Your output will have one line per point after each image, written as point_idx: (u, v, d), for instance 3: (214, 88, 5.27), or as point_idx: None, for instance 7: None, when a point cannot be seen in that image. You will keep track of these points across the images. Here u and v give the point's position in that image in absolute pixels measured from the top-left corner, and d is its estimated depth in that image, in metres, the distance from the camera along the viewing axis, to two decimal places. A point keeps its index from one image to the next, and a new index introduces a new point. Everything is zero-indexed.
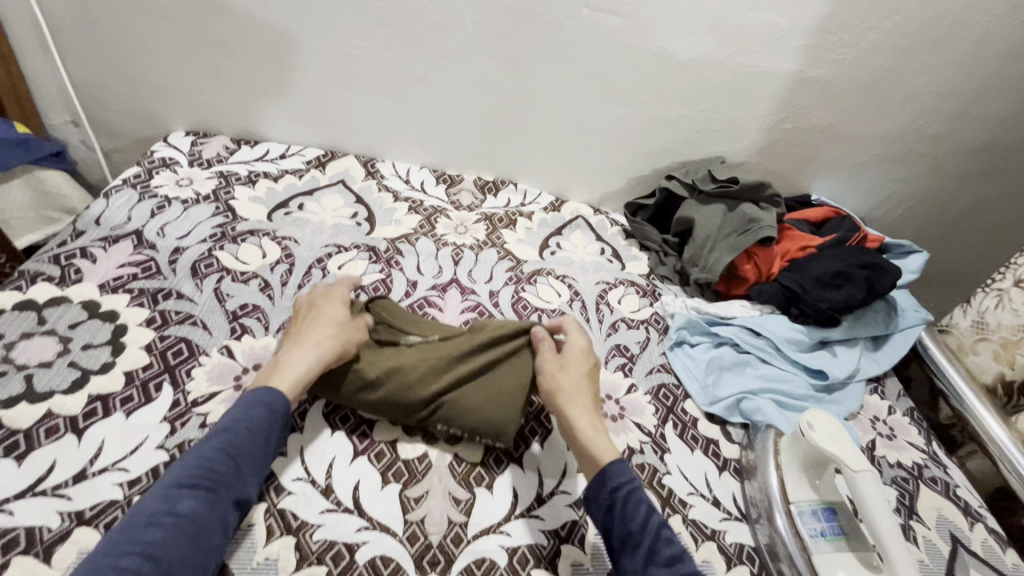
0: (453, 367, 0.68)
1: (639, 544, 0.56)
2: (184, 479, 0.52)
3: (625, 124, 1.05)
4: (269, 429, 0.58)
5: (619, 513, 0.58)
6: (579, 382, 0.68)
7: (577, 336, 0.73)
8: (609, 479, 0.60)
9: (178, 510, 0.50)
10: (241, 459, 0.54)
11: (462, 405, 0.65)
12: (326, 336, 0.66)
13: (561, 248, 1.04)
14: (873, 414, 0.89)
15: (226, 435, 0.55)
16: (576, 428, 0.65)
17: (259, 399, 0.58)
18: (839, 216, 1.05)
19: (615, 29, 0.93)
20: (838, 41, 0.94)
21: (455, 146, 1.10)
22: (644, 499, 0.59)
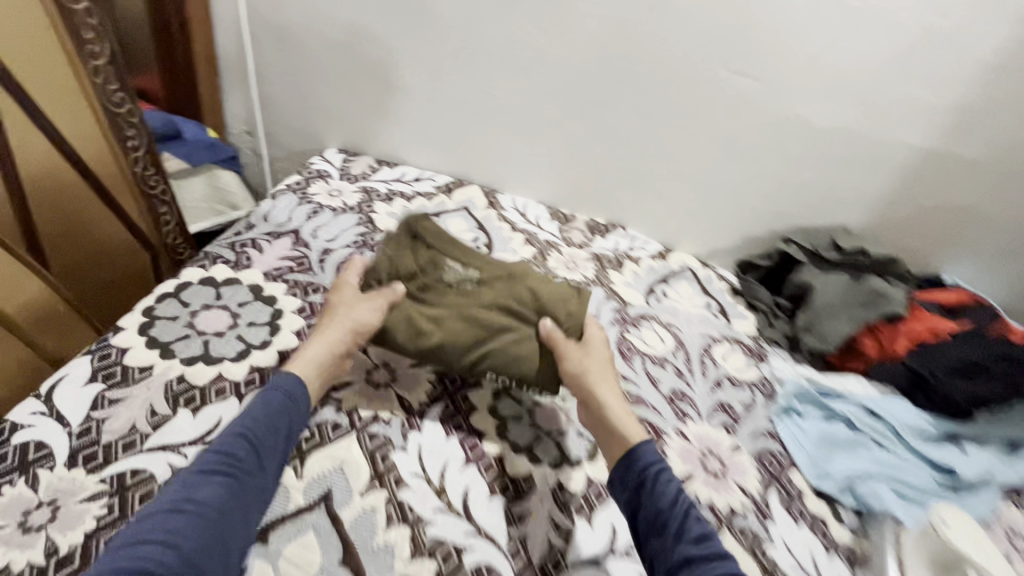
0: (498, 333, 0.73)
1: (668, 522, 0.58)
2: (203, 466, 0.56)
3: (747, 183, 1.06)
4: (287, 414, 0.62)
5: (649, 491, 0.61)
6: (600, 370, 0.72)
7: (596, 329, 0.76)
8: (637, 459, 0.64)
9: (195, 500, 0.53)
10: (259, 445, 0.58)
11: (502, 352, 0.72)
12: (337, 318, 0.71)
13: (667, 296, 1.05)
14: (1013, 527, 0.79)
15: (243, 423, 0.59)
16: (607, 408, 0.68)
17: (278, 381, 0.64)
18: (978, 302, 0.97)
19: (750, 92, 0.95)
20: (990, 121, 0.90)
21: (573, 188, 1.15)
22: (672, 480, 0.62)
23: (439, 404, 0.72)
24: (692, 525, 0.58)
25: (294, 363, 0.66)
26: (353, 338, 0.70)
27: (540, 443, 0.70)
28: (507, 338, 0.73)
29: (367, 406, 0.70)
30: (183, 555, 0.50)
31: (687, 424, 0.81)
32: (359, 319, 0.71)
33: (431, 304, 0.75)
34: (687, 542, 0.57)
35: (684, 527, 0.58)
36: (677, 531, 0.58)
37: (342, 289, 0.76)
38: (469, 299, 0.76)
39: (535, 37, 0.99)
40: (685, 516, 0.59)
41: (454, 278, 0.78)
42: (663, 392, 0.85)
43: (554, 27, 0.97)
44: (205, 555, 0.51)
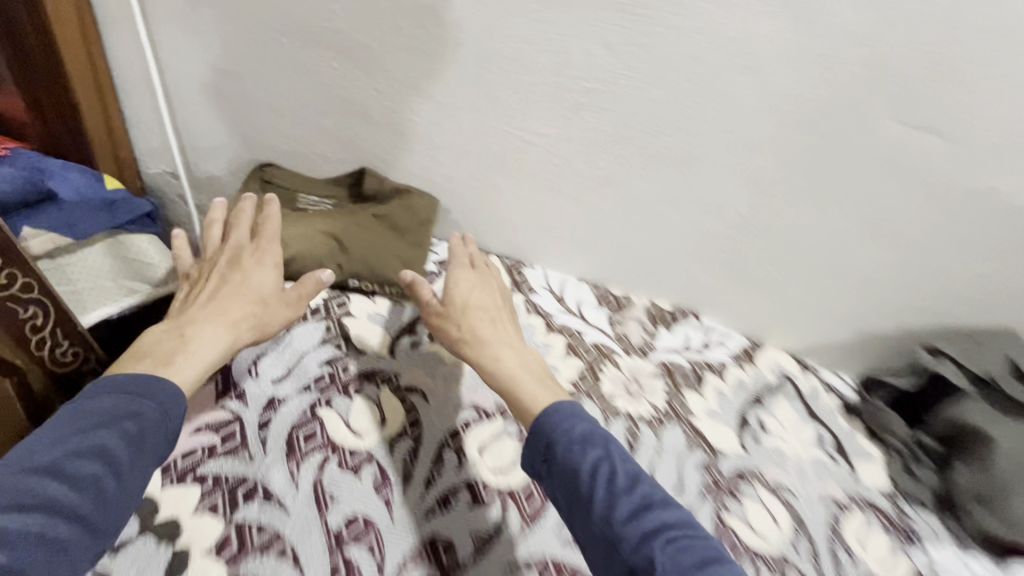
0: (357, 245, 0.74)
1: (590, 497, 0.46)
2: (24, 501, 0.40)
3: (886, 273, 0.74)
4: (171, 436, 0.49)
5: (554, 467, 0.49)
6: (486, 324, 0.63)
7: (482, 286, 0.67)
8: (541, 419, 0.52)
9: (12, 559, 0.37)
10: (120, 484, 0.45)
11: (356, 264, 0.73)
12: (239, 312, 0.59)
13: (767, 430, 0.75)
14: None
15: (106, 441, 0.45)
16: (504, 373, 0.58)
17: (155, 390, 0.49)
18: None
19: (931, 155, 0.63)
20: None
21: (632, 269, 0.82)
22: (591, 432, 0.50)
23: None
24: (622, 489, 0.46)
25: (172, 373, 0.52)
26: (256, 338, 0.60)
27: None
28: (366, 249, 0.74)
29: None
30: None
31: None
32: (276, 322, 0.61)
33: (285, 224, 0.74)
34: (620, 513, 0.45)
35: (615, 497, 0.46)
36: (608, 500, 0.46)
37: (253, 265, 0.64)
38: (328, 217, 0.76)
39: (598, 63, 0.62)
40: (605, 479, 0.47)
41: (309, 207, 0.78)
42: None
43: (631, 49, 0.61)
44: None
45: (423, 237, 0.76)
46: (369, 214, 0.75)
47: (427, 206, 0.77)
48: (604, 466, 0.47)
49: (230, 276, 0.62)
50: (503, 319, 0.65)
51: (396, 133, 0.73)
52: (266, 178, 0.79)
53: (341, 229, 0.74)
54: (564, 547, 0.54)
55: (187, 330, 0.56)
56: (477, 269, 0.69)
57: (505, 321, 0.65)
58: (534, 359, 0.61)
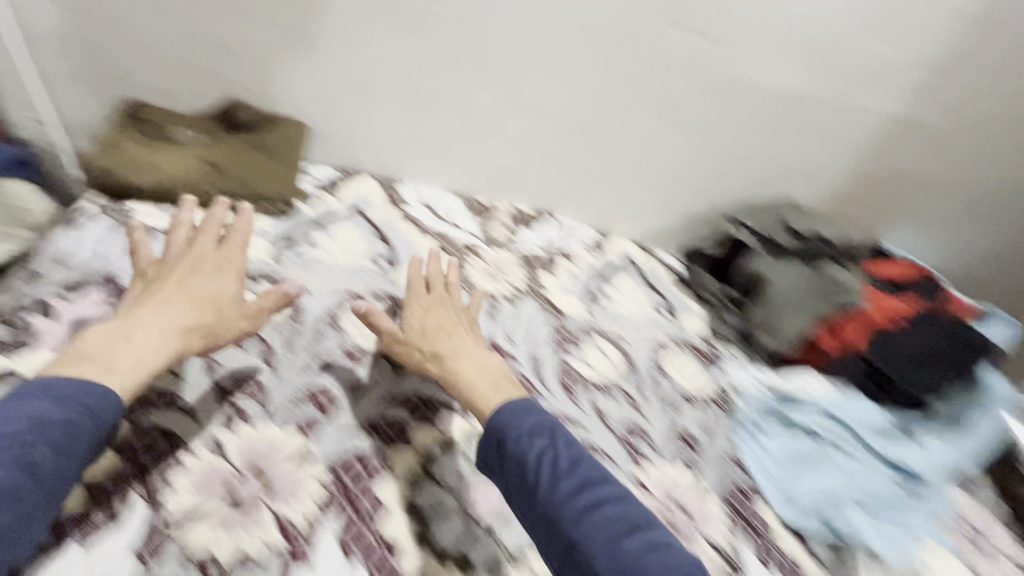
0: (230, 166, 0.81)
1: (538, 478, 0.52)
2: None
3: (689, 158, 0.92)
4: (95, 443, 0.47)
5: (507, 461, 0.54)
6: (445, 343, 0.64)
7: (439, 306, 0.68)
8: (495, 415, 0.57)
9: None
10: (39, 487, 0.43)
11: (230, 183, 0.81)
12: (192, 320, 0.57)
13: (609, 297, 0.91)
14: (964, 516, 0.78)
15: (25, 453, 0.42)
16: (458, 389, 0.60)
17: (82, 398, 0.46)
18: (922, 275, 0.93)
19: (699, 52, 0.79)
20: (948, 84, 0.81)
21: (491, 175, 0.95)
22: (541, 426, 0.56)
23: (336, 511, 0.56)
24: (566, 470, 0.52)
25: (113, 379, 0.49)
26: (206, 347, 0.58)
27: (478, 545, 0.58)
28: (238, 169, 0.81)
29: (225, 540, 0.52)
30: None
31: (644, 468, 0.70)
32: (230, 334, 0.60)
33: (157, 151, 0.80)
34: (563, 494, 0.51)
35: (561, 477, 0.52)
36: (555, 479, 0.52)
37: (210, 270, 0.61)
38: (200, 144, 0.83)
39: None
40: (552, 463, 0.53)
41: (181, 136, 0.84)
42: (617, 432, 0.73)
43: None
44: None
45: (293, 157, 0.85)
46: (240, 139, 0.83)
47: (295, 129, 0.86)
48: (552, 453, 0.53)
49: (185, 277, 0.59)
50: (461, 332, 0.67)
51: (256, 62, 0.80)
52: (138, 115, 0.84)
53: (220, 155, 0.81)
54: (429, 387, 0.67)
55: (135, 334, 0.53)
56: (432, 292, 0.70)
57: (467, 337, 0.67)
58: (492, 365, 0.63)
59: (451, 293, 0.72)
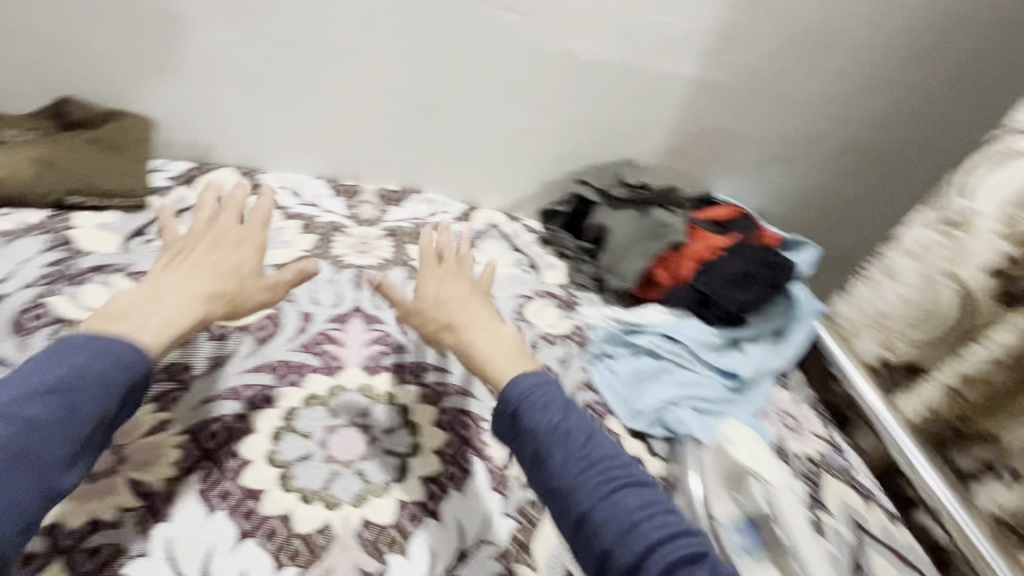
0: (71, 166, 0.84)
1: (551, 452, 0.55)
2: None
3: (532, 127, 1.02)
4: (122, 390, 0.53)
5: (521, 433, 0.57)
6: (462, 312, 0.69)
7: (451, 278, 0.72)
8: (509, 389, 0.59)
9: None
10: (75, 421, 0.49)
11: (72, 182, 0.84)
12: (217, 288, 0.63)
13: (476, 261, 0.97)
14: (783, 408, 0.93)
15: (69, 400, 0.49)
16: (475, 353, 0.65)
17: (114, 350, 0.53)
18: (742, 215, 1.09)
19: (517, 26, 0.90)
20: (734, 46, 0.95)
21: (356, 155, 1.02)
22: (555, 402, 0.59)
23: (197, 472, 0.59)
24: (575, 442, 0.55)
25: (140, 335, 0.56)
26: (227, 313, 0.64)
27: (337, 479, 0.62)
28: (80, 167, 0.85)
29: (83, 513, 0.55)
30: None
31: None
32: (249, 305, 0.66)
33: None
34: (581, 468, 0.54)
35: (569, 449, 0.55)
36: (563, 453, 0.55)
37: (232, 244, 0.68)
38: (36, 145, 0.84)
39: None
40: (564, 438, 0.55)
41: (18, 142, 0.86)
42: None
43: None
44: None
45: (138, 153, 0.89)
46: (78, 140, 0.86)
47: (136, 127, 0.90)
48: (565, 426, 0.56)
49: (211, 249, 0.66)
50: (474, 301, 0.70)
51: (111, 62, 0.87)
52: None
53: (49, 153, 0.84)
54: (287, 349, 0.73)
55: (163, 296, 0.60)
56: (442, 263, 0.74)
57: (486, 307, 0.71)
58: (506, 336, 0.67)
59: (462, 263, 0.76)
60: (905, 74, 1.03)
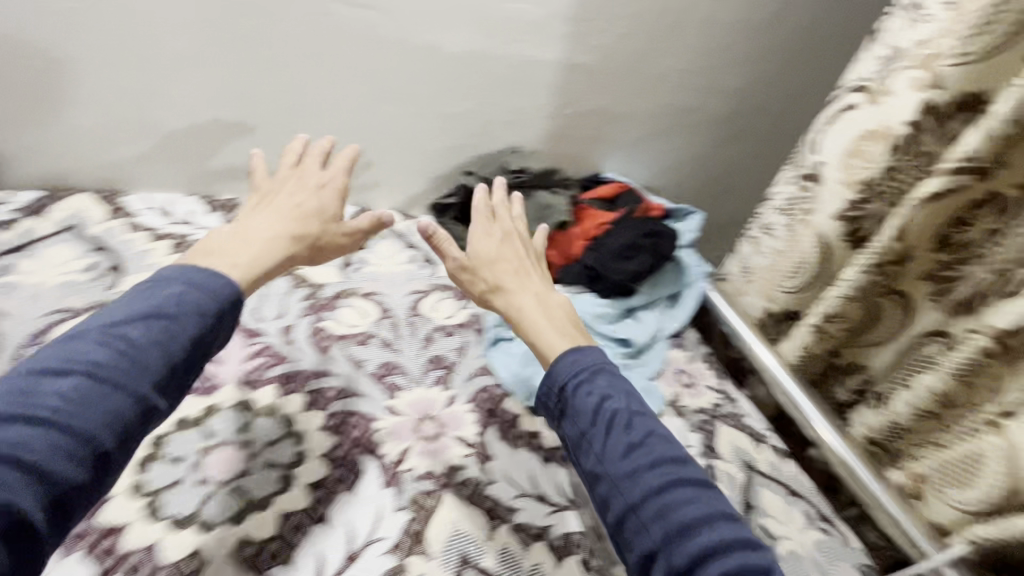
0: None
1: (598, 431, 0.64)
2: (96, 345, 0.50)
3: (410, 124, 1.02)
4: (206, 316, 0.55)
5: (570, 413, 0.67)
6: (506, 276, 0.82)
7: (493, 243, 0.86)
8: (560, 370, 0.70)
9: (64, 403, 0.46)
10: (165, 352, 0.52)
11: None
12: (298, 232, 0.70)
13: (366, 262, 0.97)
14: (677, 367, 0.99)
15: (170, 327, 0.53)
16: (524, 312, 0.78)
17: (207, 286, 0.56)
18: (627, 190, 1.16)
19: (375, 24, 0.89)
20: (593, 28, 0.98)
21: (232, 166, 1.00)
22: (600, 389, 0.68)
23: None
24: (620, 427, 0.64)
25: (232, 272, 0.61)
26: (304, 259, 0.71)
27: (213, 500, 0.60)
28: None
29: None
30: (71, 435, 0.45)
31: (398, 398, 0.76)
32: (322, 245, 0.72)
33: None
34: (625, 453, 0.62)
35: (615, 433, 0.64)
36: (614, 438, 0.63)
37: (317, 189, 0.75)
38: None
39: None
40: (611, 419, 0.65)
41: None
42: (369, 371, 0.78)
43: None
44: (98, 437, 0.47)
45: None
46: None
47: None
48: (608, 412, 0.65)
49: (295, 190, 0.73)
50: (522, 268, 0.84)
51: None
52: None
53: None
54: None
55: (251, 235, 0.67)
56: (489, 224, 0.87)
57: (530, 270, 0.85)
58: (554, 302, 0.80)
59: (505, 220, 0.89)
60: (758, 45, 1.11)
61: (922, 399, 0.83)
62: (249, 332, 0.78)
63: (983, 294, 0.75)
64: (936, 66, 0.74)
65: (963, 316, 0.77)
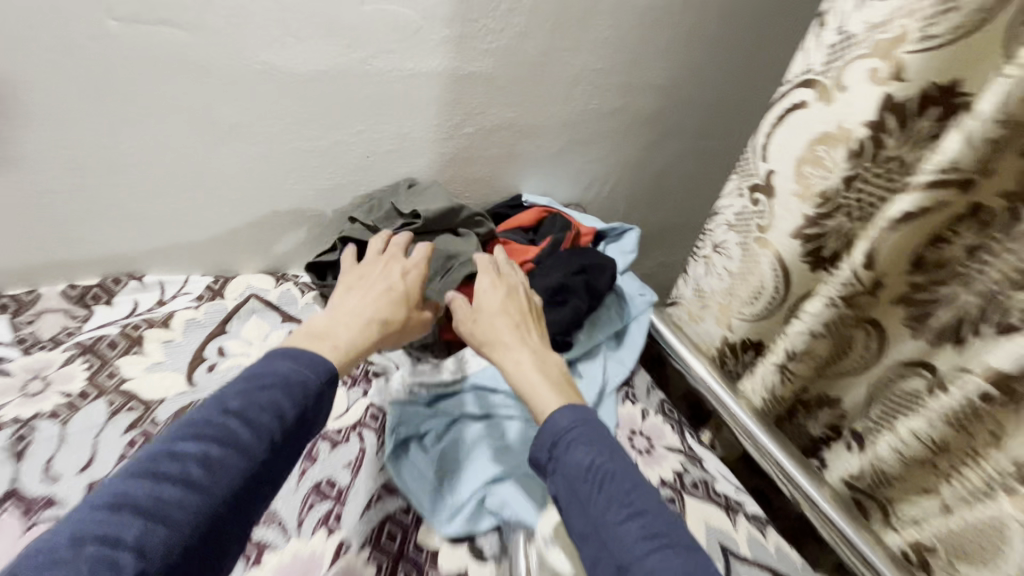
0: None
1: (586, 491, 0.56)
2: (211, 430, 0.50)
3: (267, 169, 0.79)
4: (311, 402, 0.56)
5: (558, 464, 0.59)
6: (505, 332, 0.72)
7: (494, 298, 0.75)
8: (553, 421, 0.62)
9: (195, 484, 0.46)
10: (281, 438, 0.53)
11: None
12: (386, 314, 0.70)
13: (226, 354, 0.76)
14: (630, 428, 0.84)
15: (282, 409, 0.53)
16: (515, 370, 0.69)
17: (313, 367, 0.58)
18: (551, 214, 0.98)
19: (182, 45, 0.64)
20: (483, 29, 0.79)
21: (20, 246, 0.75)
22: (593, 441, 0.59)
23: None
24: (612, 486, 0.56)
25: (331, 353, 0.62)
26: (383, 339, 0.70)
27: None
28: None
29: None
30: (180, 528, 0.44)
31: (263, 563, 0.56)
32: (409, 318, 0.74)
33: None
34: (614, 514, 0.54)
35: (606, 493, 0.55)
36: (605, 499, 0.55)
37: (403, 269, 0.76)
38: None
39: None
40: (604, 480, 0.56)
41: None
42: None
43: None
44: (205, 532, 0.46)
45: None
46: None
47: None
48: (601, 466, 0.56)
49: (384, 272, 0.75)
50: (524, 325, 0.74)
51: None
52: None
53: None
54: None
55: (353, 314, 0.69)
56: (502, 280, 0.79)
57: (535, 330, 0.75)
58: (553, 363, 0.71)
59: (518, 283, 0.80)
60: (684, 31, 0.96)
61: (909, 446, 0.71)
62: (31, 505, 0.56)
63: (973, 321, 0.62)
64: (898, 53, 0.60)
65: (948, 346, 0.66)
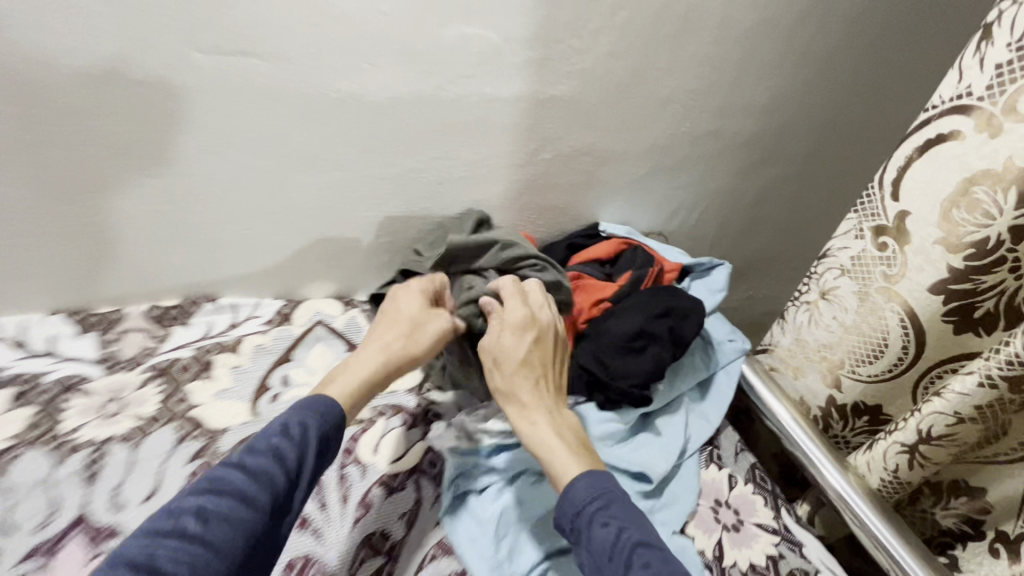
0: None
1: (615, 573, 0.52)
2: (220, 482, 0.49)
3: (339, 196, 0.78)
4: (321, 444, 0.56)
5: (583, 539, 0.55)
6: (523, 381, 0.67)
7: (517, 343, 0.67)
8: (572, 493, 0.58)
9: (203, 541, 0.45)
10: (289, 483, 0.52)
11: None
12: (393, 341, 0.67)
13: (290, 383, 0.76)
14: (714, 498, 0.74)
15: (287, 454, 0.52)
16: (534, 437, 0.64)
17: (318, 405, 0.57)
18: (631, 246, 0.91)
19: (259, 76, 0.63)
20: (567, 50, 0.73)
21: (112, 273, 0.75)
22: (620, 517, 0.55)
23: None
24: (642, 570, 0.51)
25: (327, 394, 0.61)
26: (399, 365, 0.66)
27: None
28: None
29: None
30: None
31: None
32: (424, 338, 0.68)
33: None
34: None
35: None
36: None
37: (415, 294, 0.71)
38: None
39: None
40: (632, 562, 0.52)
41: None
42: None
43: None
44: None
45: None
46: None
47: None
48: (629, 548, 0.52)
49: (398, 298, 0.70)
50: (542, 375, 0.68)
51: None
52: None
53: None
54: None
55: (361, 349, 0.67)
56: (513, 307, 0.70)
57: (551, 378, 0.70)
58: (568, 423, 0.67)
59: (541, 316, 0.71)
60: (796, 44, 0.84)
61: None
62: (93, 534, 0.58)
63: None
64: None
65: None
